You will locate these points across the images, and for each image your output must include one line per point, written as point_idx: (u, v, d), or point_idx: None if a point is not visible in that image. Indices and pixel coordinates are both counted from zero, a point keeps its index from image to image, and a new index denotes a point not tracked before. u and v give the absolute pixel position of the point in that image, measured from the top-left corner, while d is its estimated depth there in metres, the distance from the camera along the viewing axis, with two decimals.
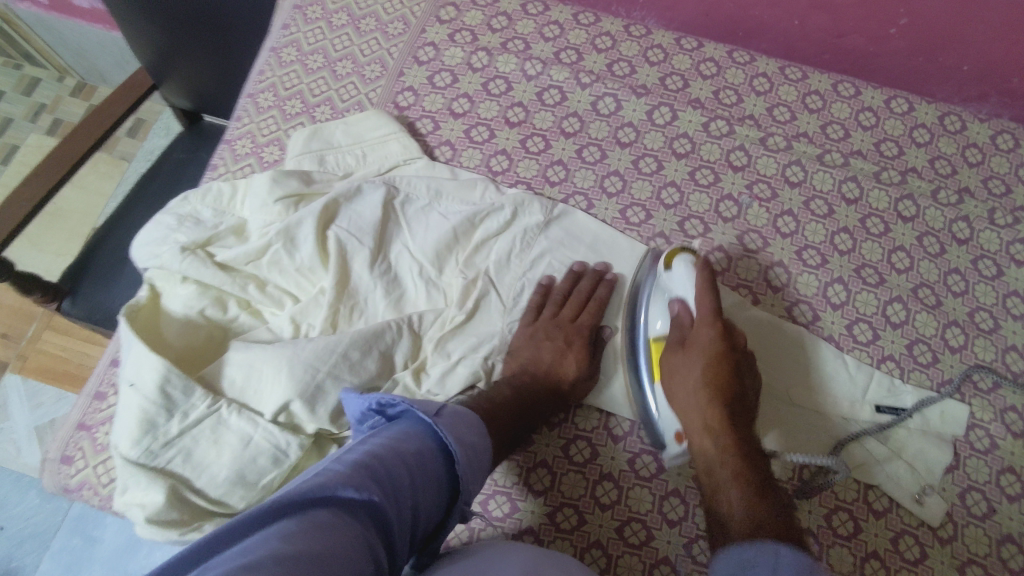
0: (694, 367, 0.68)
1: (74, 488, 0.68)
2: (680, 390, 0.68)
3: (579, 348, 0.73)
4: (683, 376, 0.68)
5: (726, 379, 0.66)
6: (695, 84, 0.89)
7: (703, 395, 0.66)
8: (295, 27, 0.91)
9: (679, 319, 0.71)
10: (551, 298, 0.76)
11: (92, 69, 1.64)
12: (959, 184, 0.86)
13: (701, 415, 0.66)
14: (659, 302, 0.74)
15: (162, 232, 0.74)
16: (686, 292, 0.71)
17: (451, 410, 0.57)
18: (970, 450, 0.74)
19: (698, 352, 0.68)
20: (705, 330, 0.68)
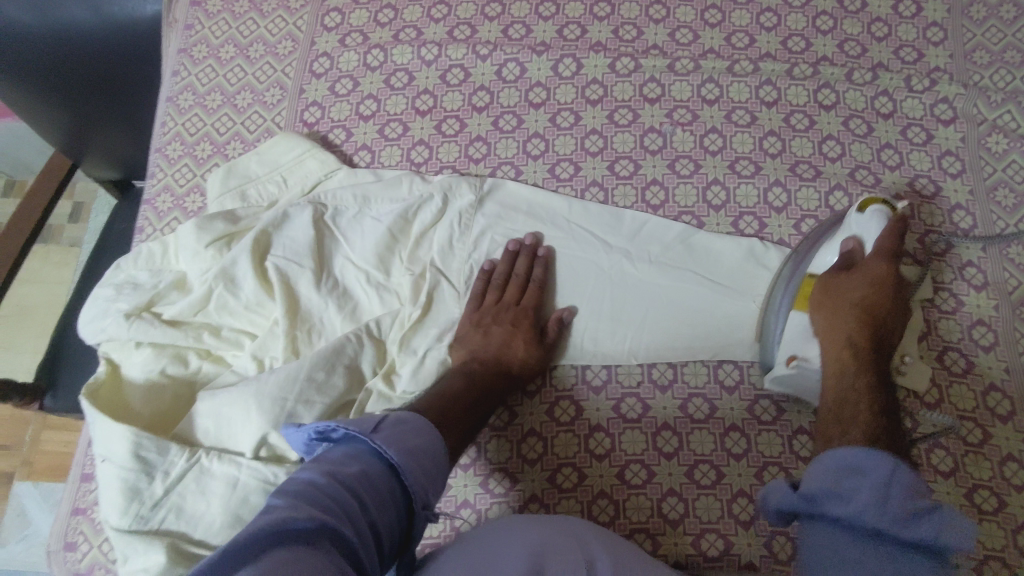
0: (857, 305, 0.65)
1: (83, 572, 0.68)
2: (848, 307, 0.66)
3: (524, 327, 0.72)
4: (839, 305, 0.66)
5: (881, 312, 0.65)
6: (593, 29, 0.89)
7: (860, 329, 0.65)
8: (185, 72, 0.89)
9: (852, 257, 0.68)
10: (492, 282, 0.76)
11: (15, 164, 1.60)
12: (872, 61, 0.86)
13: (854, 324, 0.65)
14: (834, 241, 0.70)
15: (102, 305, 0.74)
16: (870, 235, 0.67)
17: (392, 419, 0.56)
18: (938, 313, 0.75)
19: (870, 284, 0.65)
20: (882, 270, 0.66)
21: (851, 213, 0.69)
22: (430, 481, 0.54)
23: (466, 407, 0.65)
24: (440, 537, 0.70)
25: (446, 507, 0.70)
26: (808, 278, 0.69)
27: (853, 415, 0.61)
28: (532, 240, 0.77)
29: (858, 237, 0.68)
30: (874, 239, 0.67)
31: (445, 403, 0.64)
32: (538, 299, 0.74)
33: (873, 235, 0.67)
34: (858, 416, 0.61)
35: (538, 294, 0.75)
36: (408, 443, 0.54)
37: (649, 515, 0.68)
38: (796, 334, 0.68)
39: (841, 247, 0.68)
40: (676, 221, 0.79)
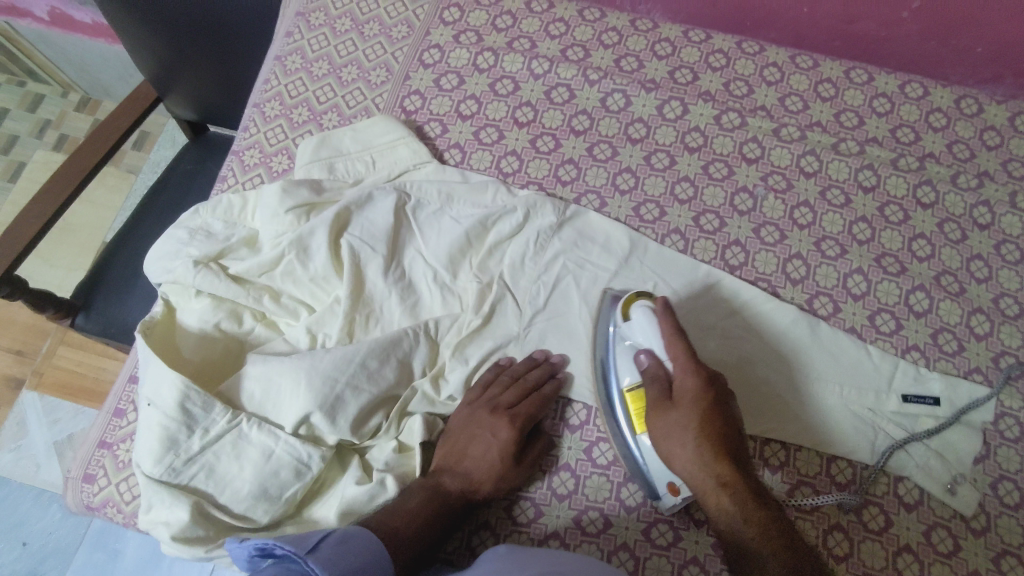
0: (687, 430, 0.60)
1: (98, 506, 0.68)
2: (678, 432, 0.60)
3: (506, 438, 0.65)
4: (670, 438, 0.61)
5: (720, 437, 0.59)
6: (704, 77, 0.88)
7: (704, 446, 0.59)
8: (299, 34, 0.90)
9: (654, 370, 0.64)
10: (500, 378, 0.70)
11: (97, 83, 1.71)
12: (979, 168, 0.84)
13: (709, 475, 0.58)
14: (627, 354, 0.68)
15: (174, 247, 0.74)
16: (651, 340, 0.65)
17: (334, 536, 0.53)
18: (1000, 439, 0.72)
19: (691, 408, 0.60)
20: (688, 378, 0.61)
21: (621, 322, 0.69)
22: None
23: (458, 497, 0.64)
24: (454, 553, 0.67)
25: (466, 525, 0.68)
26: (633, 398, 0.67)
27: (745, 526, 0.57)
28: (560, 358, 0.72)
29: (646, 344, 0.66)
30: (657, 343, 0.65)
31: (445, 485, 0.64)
32: (533, 410, 0.68)
33: (653, 336, 0.65)
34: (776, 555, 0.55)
35: (536, 406, 0.68)
36: (344, 565, 0.51)
37: None
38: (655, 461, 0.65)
39: (641, 364, 0.66)
40: (751, 286, 0.77)
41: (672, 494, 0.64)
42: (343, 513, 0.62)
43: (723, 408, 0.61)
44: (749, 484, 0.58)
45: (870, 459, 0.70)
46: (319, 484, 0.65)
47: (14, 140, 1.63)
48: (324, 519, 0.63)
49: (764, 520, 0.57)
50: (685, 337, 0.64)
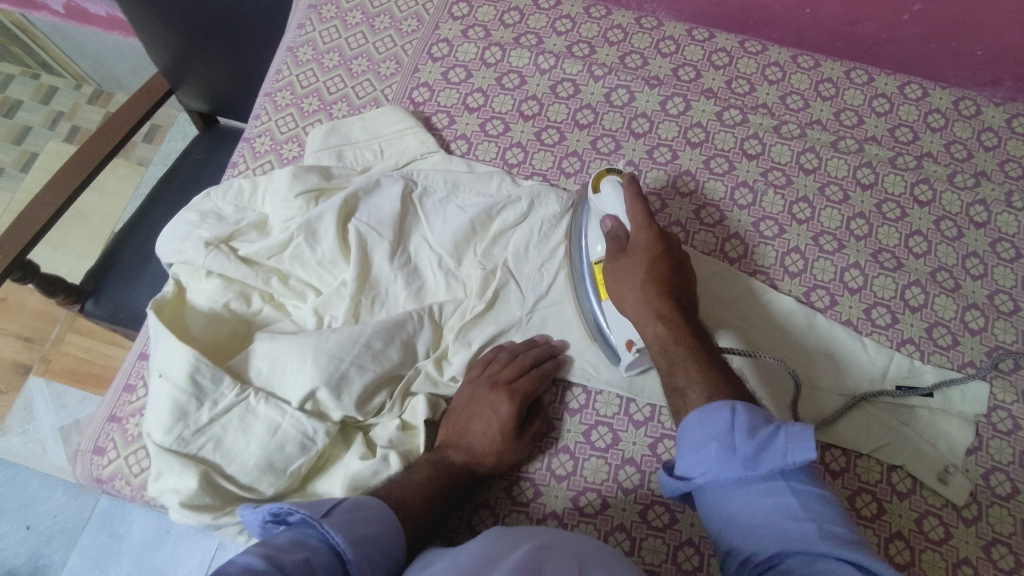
0: (637, 275, 0.65)
1: (106, 479, 0.69)
2: (630, 279, 0.66)
3: (506, 414, 0.66)
4: (625, 280, 0.66)
5: (668, 278, 0.65)
6: (707, 75, 0.90)
7: (650, 289, 0.64)
8: (311, 26, 0.93)
9: (613, 233, 0.69)
10: (499, 356, 0.71)
11: (110, 76, 1.75)
12: (976, 167, 0.86)
13: (653, 300, 0.64)
14: (595, 226, 0.72)
15: (186, 228, 0.76)
16: (615, 207, 0.69)
17: (346, 505, 0.54)
18: (993, 431, 0.73)
19: (643, 257, 0.66)
20: (642, 233, 0.66)
21: (593, 197, 0.73)
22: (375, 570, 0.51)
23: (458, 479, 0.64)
24: (455, 531, 0.68)
25: (466, 505, 0.70)
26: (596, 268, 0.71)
27: (675, 341, 0.61)
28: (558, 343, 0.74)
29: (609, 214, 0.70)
30: (621, 210, 0.69)
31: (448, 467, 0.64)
32: (532, 386, 0.69)
33: (615, 209, 0.69)
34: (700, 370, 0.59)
35: (535, 381, 0.69)
36: (359, 528, 0.52)
37: (663, 560, 0.66)
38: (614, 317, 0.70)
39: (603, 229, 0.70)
40: (749, 278, 0.79)
41: (627, 349, 0.69)
42: (348, 487, 0.64)
43: (670, 260, 0.66)
44: (691, 333, 0.62)
45: (864, 448, 0.71)
46: (323, 460, 0.67)
47: (27, 131, 1.67)
48: (328, 493, 0.64)
49: (699, 358, 0.60)
50: (645, 201, 0.68)
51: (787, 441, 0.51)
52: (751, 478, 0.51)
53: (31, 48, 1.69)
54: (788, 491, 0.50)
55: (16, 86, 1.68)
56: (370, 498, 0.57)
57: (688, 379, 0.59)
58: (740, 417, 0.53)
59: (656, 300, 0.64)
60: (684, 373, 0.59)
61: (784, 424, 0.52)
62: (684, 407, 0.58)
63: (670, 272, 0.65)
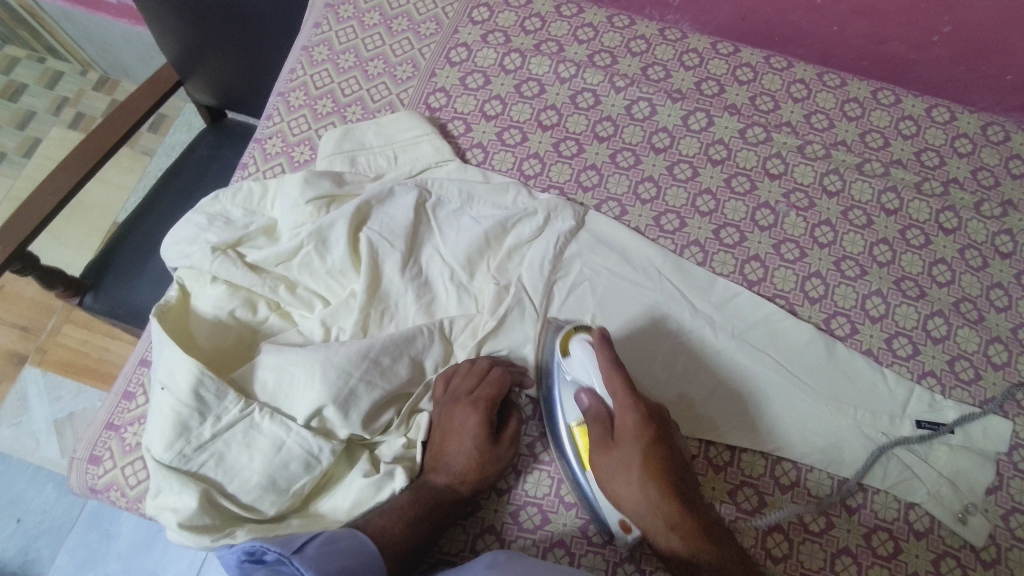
0: (630, 479, 0.59)
1: (101, 489, 0.67)
2: (620, 479, 0.59)
3: (474, 427, 0.64)
4: (615, 487, 0.60)
5: (666, 475, 0.59)
6: (730, 90, 0.88)
7: (651, 489, 0.58)
8: (327, 26, 0.90)
9: (594, 410, 0.63)
10: (459, 370, 0.68)
11: (116, 64, 1.71)
12: (1003, 196, 0.84)
13: (658, 503, 0.58)
14: (569, 389, 0.67)
15: (192, 231, 0.73)
16: (589, 377, 0.64)
17: (320, 538, 0.53)
18: (1013, 470, 0.71)
19: (634, 444, 0.59)
20: (626, 416, 0.61)
21: (561, 357, 0.67)
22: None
23: (447, 507, 0.62)
24: (459, 556, 0.66)
25: (470, 528, 0.67)
26: (580, 432, 0.65)
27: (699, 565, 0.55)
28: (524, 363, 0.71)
29: (580, 381, 0.65)
30: (597, 380, 0.64)
31: (435, 492, 0.62)
32: (494, 391, 0.66)
33: (587, 374, 0.65)
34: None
35: (497, 386, 0.67)
36: (332, 564, 0.51)
37: None
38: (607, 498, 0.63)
39: (580, 405, 0.65)
40: (768, 301, 0.76)
41: (626, 531, 0.62)
42: (353, 506, 0.62)
43: (663, 441, 0.60)
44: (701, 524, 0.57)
45: (881, 484, 0.69)
46: (327, 478, 0.65)
47: (32, 116, 1.65)
48: (331, 513, 0.62)
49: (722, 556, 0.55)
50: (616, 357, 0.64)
51: None
52: None
53: (38, 32, 1.64)
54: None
55: (22, 70, 1.69)
56: (351, 528, 0.57)
57: None
58: None
59: (671, 514, 0.57)
60: None
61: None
62: None
63: (665, 459, 0.59)
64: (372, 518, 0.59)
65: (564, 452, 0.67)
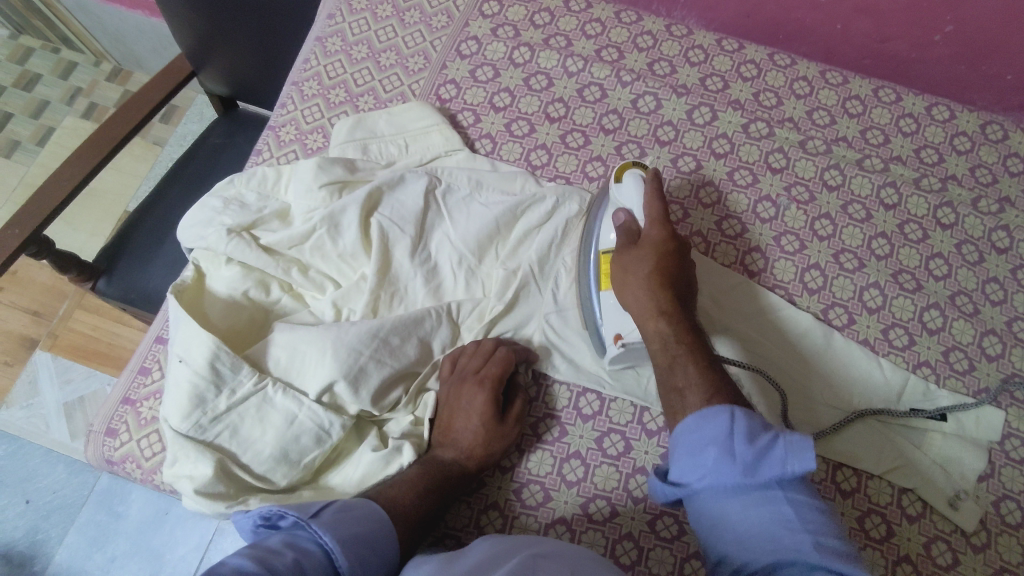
0: (643, 262, 0.67)
1: (117, 460, 0.69)
2: (636, 264, 0.67)
3: (480, 403, 0.66)
4: (628, 271, 0.68)
5: (672, 275, 0.66)
6: (735, 86, 0.90)
7: (653, 280, 0.65)
8: (340, 17, 0.92)
9: (624, 222, 0.71)
10: (466, 350, 0.70)
11: (129, 55, 1.73)
12: (1000, 193, 0.85)
13: (654, 298, 0.65)
14: (608, 215, 0.74)
15: (208, 214, 0.75)
16: (631, 202, 0.72)
17: (335, 506, 0.55)
18: (1005, 459, 0.73)
19: (650, 248, 0.67)
20: (655, 228, 0.68)
21: (613, 185, 0.75)
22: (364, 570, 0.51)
23: (452, 483, 0.64)
24: (464, 533, 0.68)
25: (475, 504, 0.69)
26: (602, 257, 0.72)
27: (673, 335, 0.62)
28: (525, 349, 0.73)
29: (622, 206, 0.73)
30: (637, 205, 0.71)
31: (442, 467, 0.64)
32: (500, 370, 0.68)
33: (631, 201, 0.72)
34: (691, 365, 0.59)
35: (502, 365, 0.69)
36: (347, 530, 0.52)
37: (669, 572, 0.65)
38: (609, 311, 0.71)
39: (616, 221, 0.72)
40: (769, 291, 0.78)
41: (615, 343, 0.69)
42: (362, 480, 0.64)
43: (678, 256, 0.67)
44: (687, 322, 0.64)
45: (875, 469, 0.71)
46: (337, 453, 0.67)
47: (47, 105, 1.68)
48: (340, 487, 0.64)
49: (693, 346, 0.62)
50: (662, 201, 0.71)
51: (788, 450, 0.49)
52: (749, 487, 0.49)
53: (52, 22, 1.66)
54: (785, 502, 0.48)
55: (37, 60, 1.72)
56: (364, 498, 0.58)
57: (688, 381, 0.58)
58: (740, 426, 0.51)
59: (659, 295, 0.65)
60: (682, 373, 0.60)
61: (783, 432, 0.51)
62: (679, 406, 0.57)
63: (676, 279, 0.67)
64: (381, 489, 0.61)
65: (586, 282, 0.75)
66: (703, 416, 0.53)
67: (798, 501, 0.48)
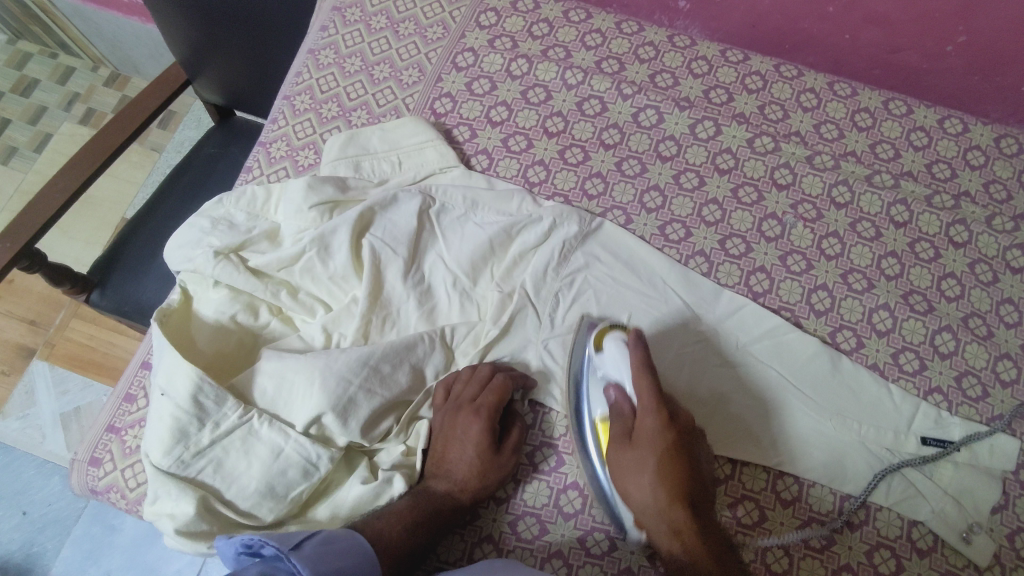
0: (643, 474, 0.60)
1: (101, 490, 0.67)
2: (635, 476, 0.61)
3: (476, 433, 0.64)
4: (629, 477, 0.61)
5: (680, 459, 0.59)
6: (739, 98, 0.87)
7: (660, 494, 0.59)
8: (334, 29, 0.90)
9: (620, 407, 0.66)
10: (460, 377, 0.68)
11: (127, 61, 1.71)
12: (1015, 209, 0.82)
13: (665, 509, 0.58)
14: (598, 386, 0.68)
15: (196, 235, 0.73)
16: (619, 373, 0.66)
17: (319, 538, 0.53)
18: (1020, 490, 0.70)
19: (648, 450, 0.61)
20: (647, 419, 0.61)
21: (593, 351, 0.69)
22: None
23: (444, 518, 0.62)
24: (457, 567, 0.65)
25: (468, 537, 0.67)
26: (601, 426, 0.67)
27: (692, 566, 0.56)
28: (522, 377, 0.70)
29: (613, 378, 0.67)
30: (626, 376, 0.65)
31: (434, 501, 0.62)
32: (497, 398, 0.66)
33: (619, 369, 0.66)
34: None
35: (499, 393, 0.66)
36: (328, 564, 0.51)
37: None
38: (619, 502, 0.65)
39: (607, 399, 0.67)
40: (773, 314, 0.76)
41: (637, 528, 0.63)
42: (350, 513, 0.62)
43: (683, 447, 0.60)
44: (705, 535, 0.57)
45: (884, 500, 0.68)
46: (325, 485, 0.64)
47: (44, 111, 1.67)
48: (327, 521, 0.62)
49: None
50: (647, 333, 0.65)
51: None
52: None
53: (50, 28, 1.64)
54: None
55: (34, 66, 1.70)
56: (350, 530, 0.57)
57: None
58: None
59: (675, 514, 0.58)
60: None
61: None
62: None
63: (684, 465, 0.60)
64: (370, 525, 0.59)
65: (584, 441, 0.68)
66: None
67: None
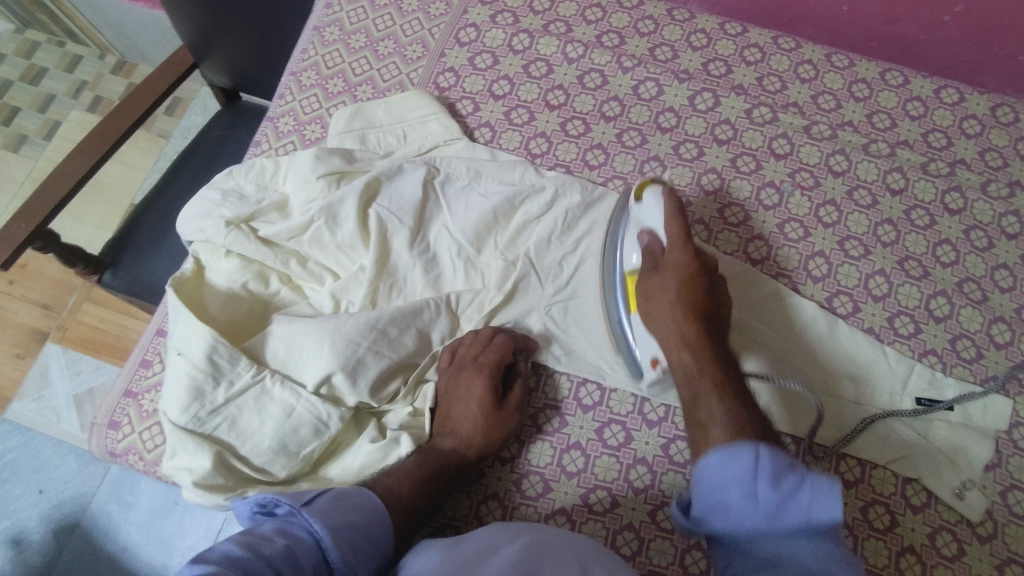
0: (666, 292, 0.65)
1: (120, 453, 0.70)
2: (660, 298, 0.66)
3: (479, 391, 0.66)
4: (656, 295, 0.66)
5: (699, 300, 0.64)
6: (738, 71, 0.88)
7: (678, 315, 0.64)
8: (338, 7, 0.92)
9: (650, 245, 0.69)
10: (464, 339, 0.70)
11: (133, 47, 1.73)
12: (1011, 176, 0.84)
13: (678, 333, 0.64)
14: (633, 234, 0.71)
15: (207, 206, 0.76)
16: (653, 220, 0.69)
17: (330, 494, 0.55)
18: (1013, 448, 0.71)
19: (673, 274, 0.65)
20: (678, 253, 0.66)
21: (633, 205, 0.71)
22: (356, 559, 0.52)
23: (452, 473, 0.64)
24: (463, 524, 0.68)
25: (474, 496, 0.69)
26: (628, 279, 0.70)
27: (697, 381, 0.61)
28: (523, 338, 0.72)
29: (647, 226, 0.70)
30: (659, 223, 0.68)
31: (444, 457, 0.64)
32: (499, 357, 0.68)
33: (654, 220, 0.69)
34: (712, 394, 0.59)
35: (501, 353, 0.68)
36: (340, 518, 0.53)
37: (670, 563, 0.65)
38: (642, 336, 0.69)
39: (640, 242, 0.70)
40: (772, 279, 0.77)
41: (653, 367, 0.68)
42: (359, 471, 0.64)
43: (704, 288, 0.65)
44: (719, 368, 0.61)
45: (879, 458, 0.70)
46: (335, 445, 0.67)
47: (53, 98, 1.69)
48: (338, 478, 0.64)
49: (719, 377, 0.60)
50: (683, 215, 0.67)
51: (813, 497, 0.50)
52: (770, 527, 0.51)
53: (57, 15, 1.66)
54: (807, 546, 0.50)
55: (42, 54, 1.72)
56: (358, 486, 0.58)
57: (713, 411, 0.58)
58: (764, 470, 0.52)
59: (685, 327, 0.63)
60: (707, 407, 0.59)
61: (810, 474, 0.52)
62: (704, 440, 0.57)
63: (701, 296, 0.64)
64: (380, 479, 0.61)
65: (613, 289, 0.73)
66: (728, 454, 0.54)
67: (817, 545, 0.49)
